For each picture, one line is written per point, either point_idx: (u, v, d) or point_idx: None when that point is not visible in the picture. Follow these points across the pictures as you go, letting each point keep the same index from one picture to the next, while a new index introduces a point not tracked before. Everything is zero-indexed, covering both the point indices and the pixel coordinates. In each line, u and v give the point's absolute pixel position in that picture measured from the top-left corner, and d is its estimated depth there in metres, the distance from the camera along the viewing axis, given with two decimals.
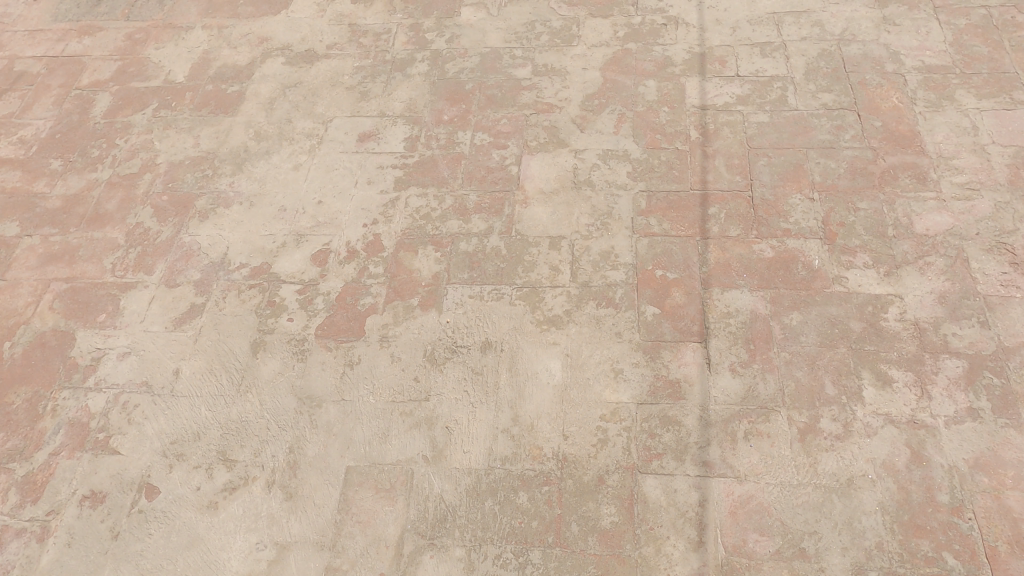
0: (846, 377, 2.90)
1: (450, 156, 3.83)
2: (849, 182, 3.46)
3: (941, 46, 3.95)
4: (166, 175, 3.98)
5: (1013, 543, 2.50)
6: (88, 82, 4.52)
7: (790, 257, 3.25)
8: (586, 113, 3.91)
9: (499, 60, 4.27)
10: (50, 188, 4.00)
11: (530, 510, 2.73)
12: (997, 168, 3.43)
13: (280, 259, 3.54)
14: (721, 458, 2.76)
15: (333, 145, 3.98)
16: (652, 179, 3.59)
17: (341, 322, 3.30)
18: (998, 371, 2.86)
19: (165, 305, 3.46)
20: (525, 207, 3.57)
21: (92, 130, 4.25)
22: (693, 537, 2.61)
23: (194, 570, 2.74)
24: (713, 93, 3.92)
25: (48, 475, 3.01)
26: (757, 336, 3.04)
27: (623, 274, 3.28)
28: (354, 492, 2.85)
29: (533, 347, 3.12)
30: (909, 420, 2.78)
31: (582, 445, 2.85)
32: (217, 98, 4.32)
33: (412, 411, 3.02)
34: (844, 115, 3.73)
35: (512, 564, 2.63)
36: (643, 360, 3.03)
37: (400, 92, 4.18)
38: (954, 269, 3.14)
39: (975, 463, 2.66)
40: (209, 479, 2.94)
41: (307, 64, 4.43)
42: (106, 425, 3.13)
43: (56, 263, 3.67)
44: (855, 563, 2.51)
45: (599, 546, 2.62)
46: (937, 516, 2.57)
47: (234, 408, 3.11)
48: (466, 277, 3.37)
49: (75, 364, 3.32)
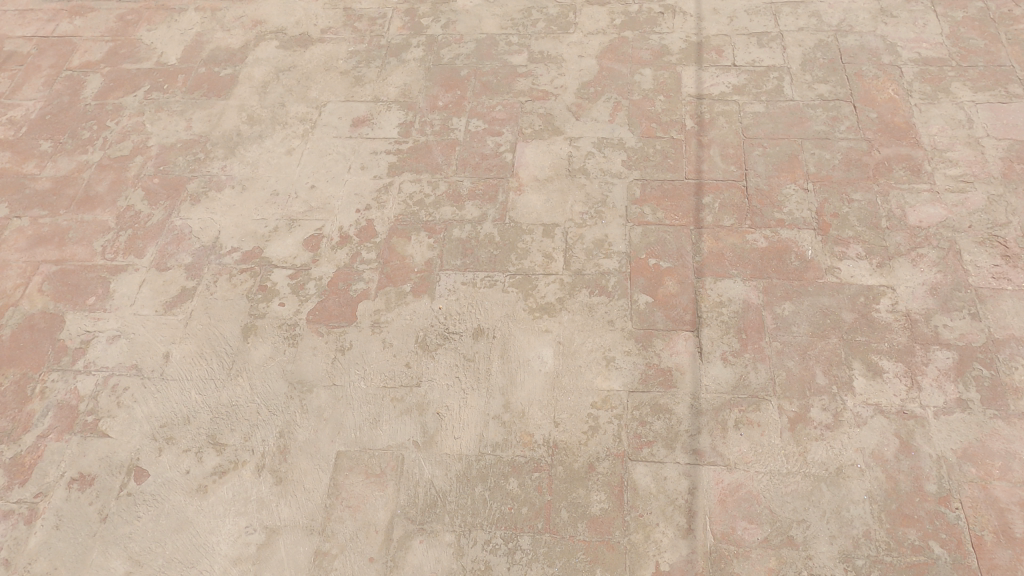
0: (837, 368, 2.90)
1: (445, 143, 3.81)
2: (844, 173, 3.45)
3: (937, 38, 3.95)
4: (158, 158, 3.94)
5: (999, 532, 2.52)
6: (79, 63, 4.47)
7: (783, 247, 3.24)
8: (581, 101, 3.89)
9: (495, 47, 4.24)
10: (40, 169, 3.96)
11: (520, 496, 2.74)
12: (991, 161, 3.43)
13: (272, 244, 3.52)
14: (712, 447, 2.77)
15: (326, 130, 3.95)
16: (647, 168, 3.58)
17: (333, 306, 3.28)
18: (988, 362, 2.87)
19: (156, 288, 3.43)
20: (519, 195, 3.56)
21: (82, 112, 4.21)
22: (682, 524, 2.62)
23: (183, 553, 2.73)
24: (710, 83, 3.90)
25: (36, 457, 3.00)
26: (749, 325, 3.04)
27: (617, 262, 3.27)
28: (344, 477, 2.84)
29: (525, 334, 3.12)
30: (898, 411, 2.79)
31: (572, 432, 2.86)
32: (209, 81, 4.28)
33: (403, 397, 3.01)
34: (840, 106, 3.72)
35: (502, 550, 2.63)
36: (635, 348, 3.03)
37: (395, 77, 4.15)
38: (947, 261, 3.14)
39: (964, 454, 2.68)
40: (198, 463, 2.93)
41: (301, 48, 4.39)
42: (95, 408, 3.11)
43: (46, 245, 3.64)
44: (842, 551, 2.52)
45: (589, 533, 2.63)
46: (924, 505, 2.59)
47: (224, 392, 3.10)
48: (459, 264, 3.35)
49: (64, 347, 3.29)
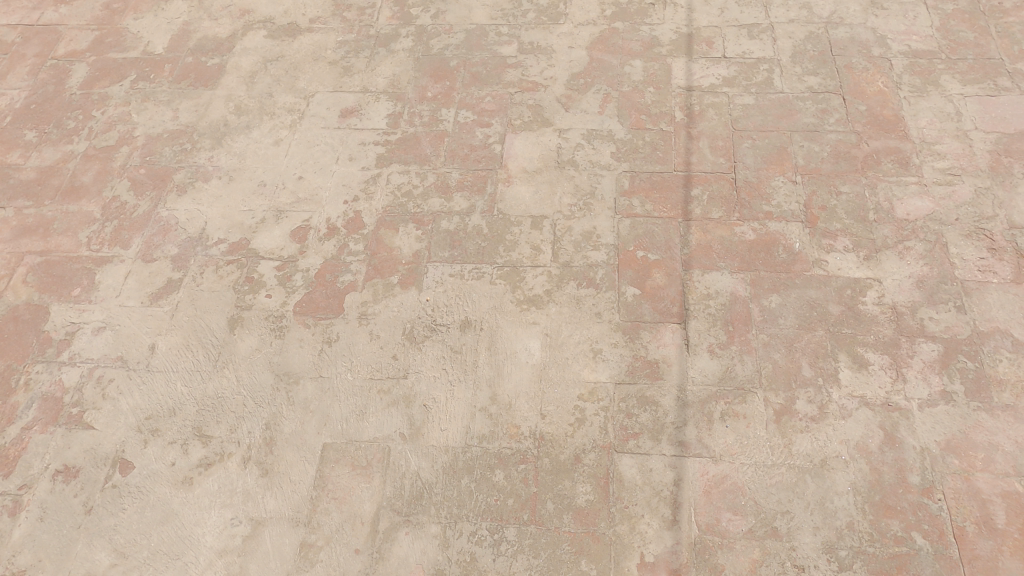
0: (823, 360, 2.91)
1: (433, 134, 3.78)
2: (832, 166, 3.45)
3: (928, 30, 3.94)
4: (144, 148, 3.91)
5: (981, 523, 2.54)
6: (64, 52, 4.42)
7: (771, 239, 3.24)
8: (571, 92, 3.88)
9: (484, 37, 4.21)
10: (24, 159, 3.92)
11: (506, 487, 2.74)
12: (979, 154, 3.44)
13: (259, 235, 3.50)
14: (697, 439, 2.77)
15: (314, 121, 3.92)
16: (636, 160, 3.57)
17: (320, 298, 3.27)
18: (973, 355, 2.88)
19: (141, 280, 3.41)
20: (507, 186, 3.55)
21: (68, 101, 4.17)
22: (667, 516, 2.62)
23: (168, 545, 2.73)
24: (700, 75, 3.89)
25: (20, 449, 2.98)
26: (736, 318, 3.05)
27: (605, 254, 3.27)
28: (330, 469, 2.84)
29: (513, 326, 3.11)
30: (883, 403, 2.80)
31: (559, 424, 2.86)
32: (197, 70, 4.24)
33: (390, 389, 3.00)
34: (829, 98, 3.71)
35: (487, 541, 2.64)
36: (622, 340, 3.03)
37: (384, 68, 4.12)
38: (933, 254, 3.15)
39: (947, 446, 2.69)
40: (184, 455, 2.92)
41: (290, 37, 4.35)
42: (80, 400, 3.09)
43: (30, 236, 3.61)
44: (826, 542, 2.54)
45: (574, 524, 2.63)
46: (907, 497, 2.60)
47: (210, 383, 3.08)
48: (447, 256, 3.34)
49: (49, 338, 3.27)
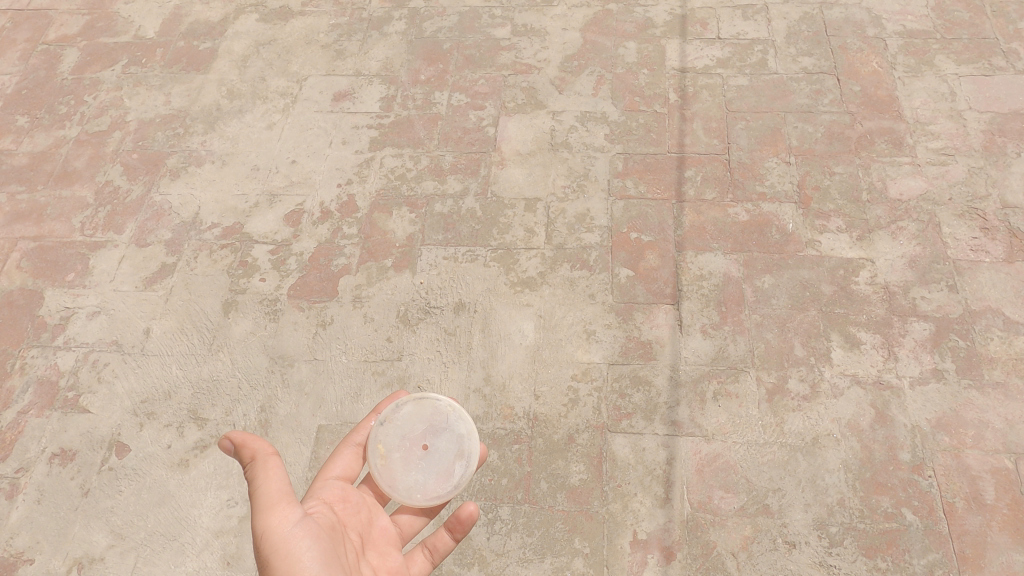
0: (815, 340, 2.92)
1: (426, 117, 3.77)
2: (826, 147, 3.45)
3: (923, 10, 3.93)
4: (136, 133, 3.89)
5: (970, 500, 2.56)
6: (55, 36, 4.39)
7: (764, 220, 3.25)
8: (564, 75, 3.86)
9: (477, 20, 4.19)
10: (17, 145, 3.91)
11: (501, 467, 2.75)
12: (973, 134, 3.43)
13: (252, 219, 3.49)
14: (690, 418, 2.79)
15: (307, 105, 3.90)
16: (630, 142, 3.56)
17: (314, 282, 3.27)
18: (964, 333, 2.90)
19: (136, 264, 3.41)
20: (501, 169, 3.54)
21: (59, 86, 4.15)
22: (660, 494, 2.65)
23: (166, 526, 2.75)
24: (694, 56, 3.87)
25: (17, 433, 3.00)
26: (729, 299, 3.05)
27: (598, 236, 3.27)
28: (325, 450, 2.85)
29: (507, 308, 3.12)
30: (875, 381, 2.81)
31: (553, 405, 2.87)
32: (188, 55, 4.22)
33: (384, 370, 3.01)
34: (823, 79, 3.70)
35: (482, 520, 2.66)
36: (616, 322, 3.03)
37: (377, 51, 4.10)
38: (926, 233, 3.15)
39: (938, 423, 2.71)
40: (180, 437, 2.93)
41: (282, 21, 4.33)
42: (76, 384, 3.10)
43: (24, 221, 3.60)
44: (817, 519, 2.56)
45: (568, 503, 2.65)
46: (898, 473, 2.62)
47: (205, 367, 3.09)
48: (440, 239, 3.34)
49: (44, 323, 3.28)
